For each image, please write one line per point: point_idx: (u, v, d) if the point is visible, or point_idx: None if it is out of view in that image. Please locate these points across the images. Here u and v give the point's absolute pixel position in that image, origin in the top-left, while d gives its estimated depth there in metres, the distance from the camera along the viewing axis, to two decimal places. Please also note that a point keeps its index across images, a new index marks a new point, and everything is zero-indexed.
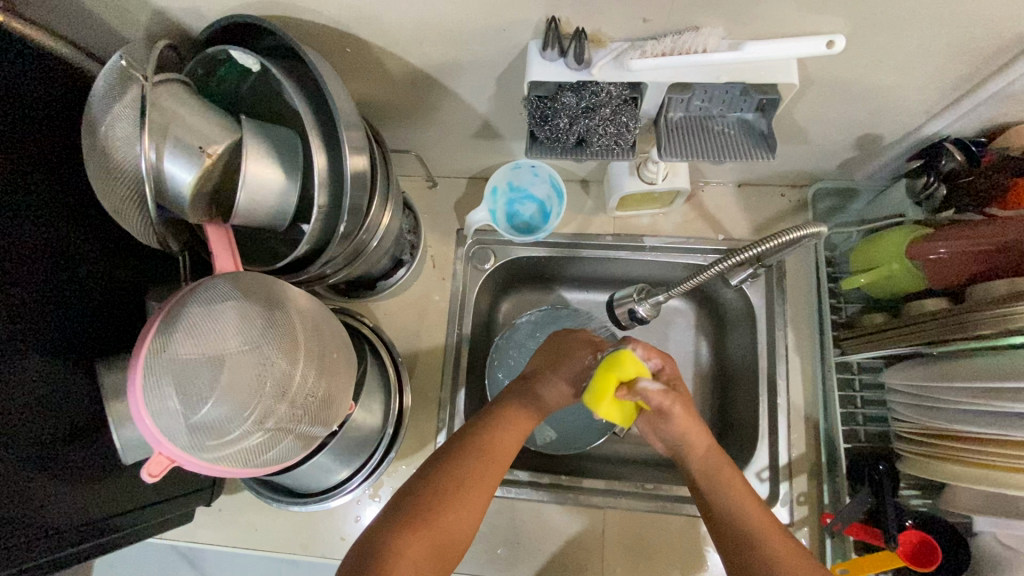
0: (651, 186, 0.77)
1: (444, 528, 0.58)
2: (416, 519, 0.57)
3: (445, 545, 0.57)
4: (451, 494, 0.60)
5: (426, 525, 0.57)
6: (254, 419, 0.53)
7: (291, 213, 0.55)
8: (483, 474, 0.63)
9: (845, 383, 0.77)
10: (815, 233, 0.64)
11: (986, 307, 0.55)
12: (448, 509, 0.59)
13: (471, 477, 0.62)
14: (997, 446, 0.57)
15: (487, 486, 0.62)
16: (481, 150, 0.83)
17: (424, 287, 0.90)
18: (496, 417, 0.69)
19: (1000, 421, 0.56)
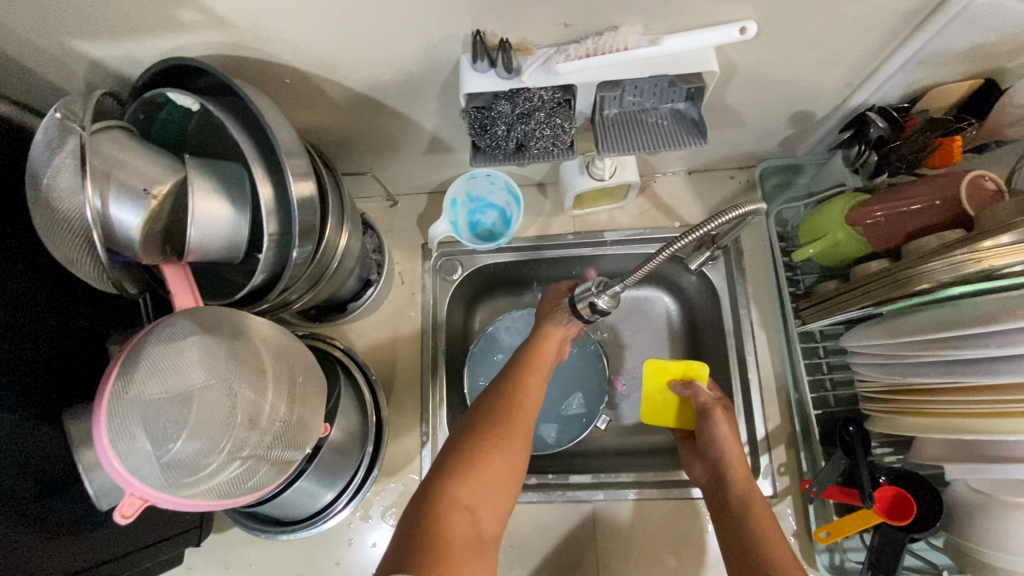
0: (601, 183, 0.80)
1: (493, 475, 0.59)
2: (463, 474, 0.58)
3: (499, 492, 0.59)
4: (489, 444, 0.61)
5: (476, 474, 0.58)
6: (228, 450, 0.54)
7: (245, 244, 0.56)
8: (513, 423, 0.63)
9: (810, 352, 0.79)
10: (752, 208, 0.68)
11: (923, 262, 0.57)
12: (490, 457, 0.60)
13: (505, 429, 0.62)
14: (956, 394, 0.59)
15: (524, 429, 0.64)
16: (435, 165, 0.85)
17: (395, 304, 0.91)
18: (519, 366, 0.70)
19: (954, 371, 0.58)
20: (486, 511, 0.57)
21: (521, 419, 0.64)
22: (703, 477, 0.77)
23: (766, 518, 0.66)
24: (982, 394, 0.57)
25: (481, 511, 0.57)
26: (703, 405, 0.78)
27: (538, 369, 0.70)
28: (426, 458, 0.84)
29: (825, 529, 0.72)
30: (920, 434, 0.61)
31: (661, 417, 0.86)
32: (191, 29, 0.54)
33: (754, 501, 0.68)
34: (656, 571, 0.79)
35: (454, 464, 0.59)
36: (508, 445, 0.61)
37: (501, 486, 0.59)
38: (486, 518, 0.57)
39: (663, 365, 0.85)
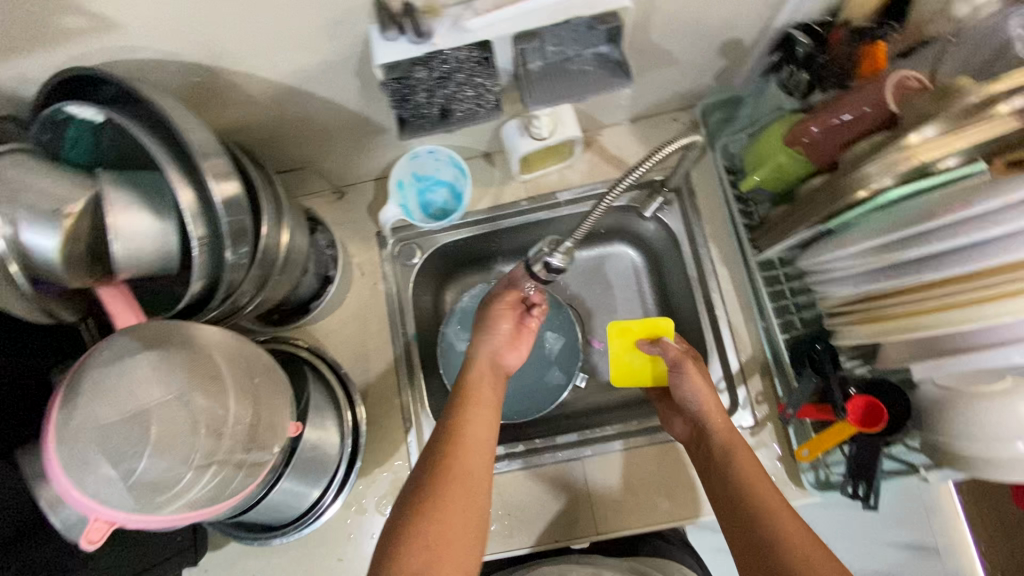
0: (542, 143, 0.79)
1: (450, 521, 0.60)
2: (420, 527, 0.59)
3: (458, 538, 0.59)
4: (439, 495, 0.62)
5: (428, 528, 0.59)
6: (198, 462, 0.53)
7: (178, 253, 0.54)
8: (461, 464, 0.64)
9: (772, 280, 0.79)
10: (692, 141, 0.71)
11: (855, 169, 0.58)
12: (438, 512, 0.60)
13: (453, 476, 0.63)
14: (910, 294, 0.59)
15: (472, 472, 0.64)
16: (375, 149, 0.83)
17: (358, 297, 0.89)
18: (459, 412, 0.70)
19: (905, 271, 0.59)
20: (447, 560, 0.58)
21: (468, 465, 0.64)
22: (683, 434, 0.78)
23: (756, 471, 0.67)
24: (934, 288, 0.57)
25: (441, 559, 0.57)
26: (674, 361, 0.79)
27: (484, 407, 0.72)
28: (412, 442, 0.84)
29: (805, 448, 0.73)
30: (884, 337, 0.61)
31: (636, 379, 0.87)
32: (78, 36, 0.51)
33: (746, 457, 0.69)
34: (652, 516, 0.80)
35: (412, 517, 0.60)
36: (455, 492, 0.62)
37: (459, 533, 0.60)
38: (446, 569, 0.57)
39: (625, 325, 0.87)
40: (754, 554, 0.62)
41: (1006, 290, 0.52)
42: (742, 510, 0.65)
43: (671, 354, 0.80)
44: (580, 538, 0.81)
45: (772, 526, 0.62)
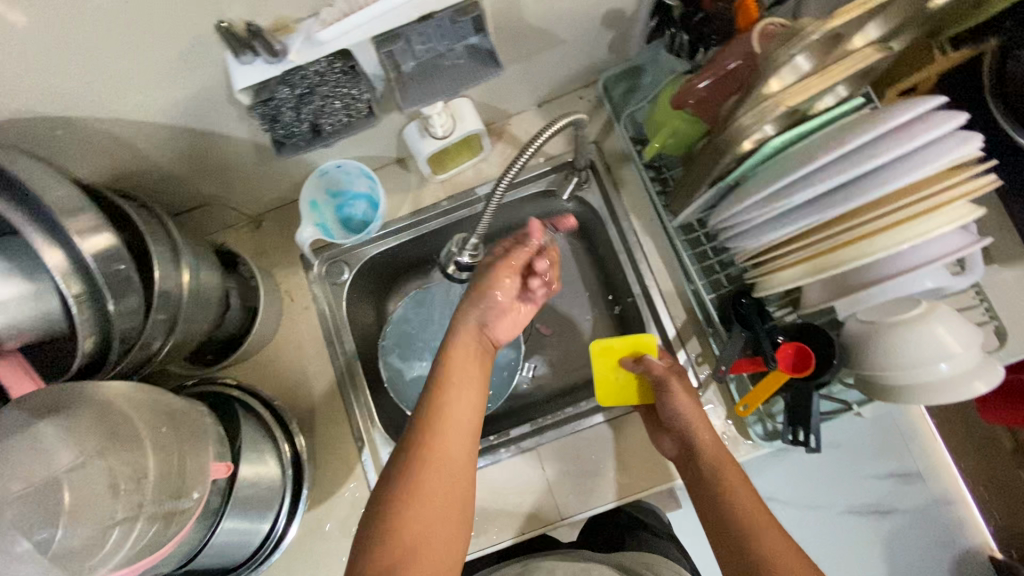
0: (444, 141, 0.78)
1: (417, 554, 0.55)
2: (414, 502, 0.58)
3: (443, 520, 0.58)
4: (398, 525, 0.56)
5: (420, 505, 0.58)
6: (120, 519, 0.53)
7: (61, 314, 0.52)
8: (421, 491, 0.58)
9: (693, 242, 0.80)
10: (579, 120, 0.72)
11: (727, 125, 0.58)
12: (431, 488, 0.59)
13: (447, 444, 0.61)
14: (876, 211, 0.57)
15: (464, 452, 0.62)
16: (280, 173, 0.82)
17: (292, 324, 0.88)
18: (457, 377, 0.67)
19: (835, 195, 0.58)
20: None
21: (462, 443, 0.62)
22: (671, 451, 0.76)
23: (745, 490, 0.68)
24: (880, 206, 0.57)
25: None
26: (661, 378, 0.77)
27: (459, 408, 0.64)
28: (367, 460, 0.83)
29: (745, 402, 0.74)
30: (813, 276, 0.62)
31: (624, 397, 0.82)
32: None
33: (736, 478, 0.69)
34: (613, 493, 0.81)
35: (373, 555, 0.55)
36: (447, 473, 0.60)
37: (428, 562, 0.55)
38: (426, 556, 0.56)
39: (609, 344, 0.82)
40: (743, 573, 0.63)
41: (921, 208, 0.56)
42: (733, 532, 0.66)
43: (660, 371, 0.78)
44: (546, 527, 0.81)
45: (760, 545, 0.63)
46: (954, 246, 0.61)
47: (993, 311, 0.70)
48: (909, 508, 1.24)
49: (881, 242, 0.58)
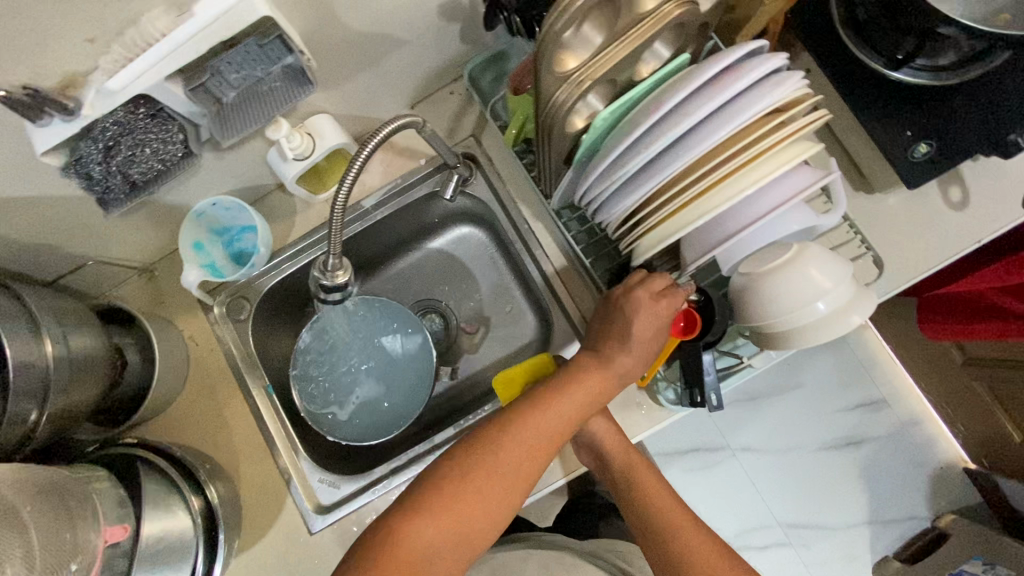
0: (309, 160, 0.76)
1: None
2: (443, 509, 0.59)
3: (463, 531, 0.60)
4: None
5: (445, 512, 0.59)
6: None
7: None
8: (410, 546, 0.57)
9: (578, 220, 0.79)
10: (414, 120, 0.69)
11: (540, 107, 0.54)
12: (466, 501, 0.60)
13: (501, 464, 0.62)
14: (729, 151, 0.56)
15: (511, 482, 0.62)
16: (153, 220, 0.80)
17: (202, 370, 0.87)
18: (545, 404, 0.65)
19: (687, 142, 0.56)
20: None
21: (511, 468, 0.62)
22: (589, 462, 0.77)
23: (659, 489, 0.75)
24: (731, 147, 0.56)
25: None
26: None
27: (517, 462, 0.62)
28: (296, 491, 0.83)
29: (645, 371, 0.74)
30: (674, 235, 0.60)
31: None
32: None
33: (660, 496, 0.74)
34: (542, 482, 0.80)
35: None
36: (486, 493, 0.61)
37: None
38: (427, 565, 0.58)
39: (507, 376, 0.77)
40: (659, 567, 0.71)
41: (728, 169, 0.57)
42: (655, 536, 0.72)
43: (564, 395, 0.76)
44: None
45: (675, 543, 0.70)
46: (802, 184, 0.61)
47: (868, 242, 0.74)
48: (874, 435, 1.34)
49: (724, 191, 0.58)
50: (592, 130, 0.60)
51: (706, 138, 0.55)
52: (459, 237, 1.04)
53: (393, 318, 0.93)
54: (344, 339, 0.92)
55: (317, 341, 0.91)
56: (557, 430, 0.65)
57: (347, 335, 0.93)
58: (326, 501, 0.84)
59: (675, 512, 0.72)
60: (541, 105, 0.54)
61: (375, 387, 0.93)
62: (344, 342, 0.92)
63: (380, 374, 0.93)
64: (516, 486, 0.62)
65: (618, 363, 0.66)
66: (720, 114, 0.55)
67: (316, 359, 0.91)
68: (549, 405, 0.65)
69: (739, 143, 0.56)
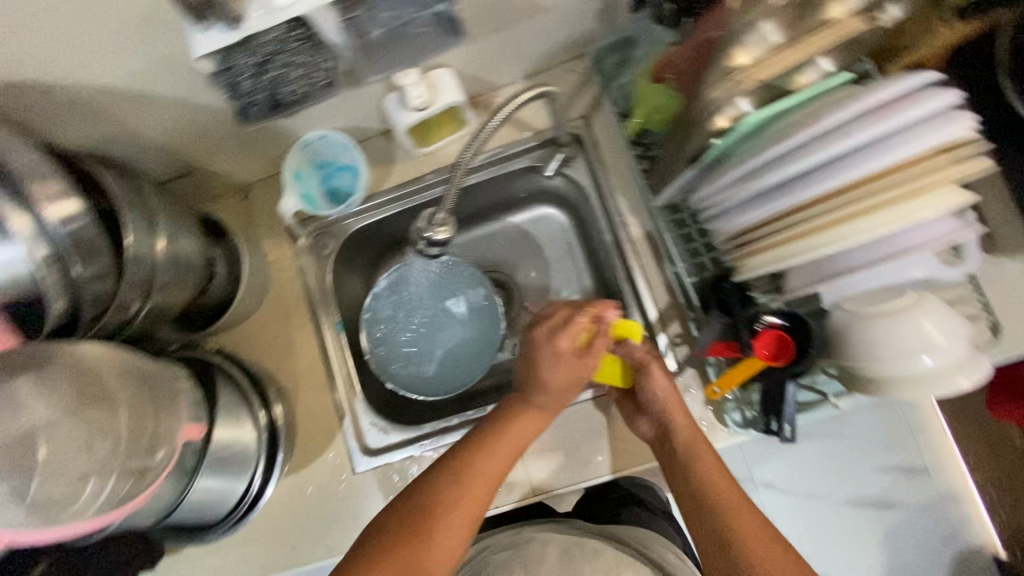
0: (425, 111, 0.76)
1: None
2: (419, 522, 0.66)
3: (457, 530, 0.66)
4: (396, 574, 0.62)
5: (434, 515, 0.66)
6: (99, 471, 0.56)
7: (32, 277, 0.54)
8: (427, 542, 0.64)
9: (677, 223, 0.77)
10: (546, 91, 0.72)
11: (705, 92, 0.57)
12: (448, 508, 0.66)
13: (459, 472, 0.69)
14: (879, 183, 0.53)
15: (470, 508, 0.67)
16: (263, 142, 0.82)
17: (278, 296, 0.90)
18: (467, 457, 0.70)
19: (840, 163, 0.53)
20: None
21: (438, 509, 0.67)
22: (648, 432, 0.76)
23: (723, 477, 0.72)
24: (885, 176, 0.53)
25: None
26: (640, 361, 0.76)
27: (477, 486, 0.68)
28: (348, 427, 0.86)
29: (718, 386, 0.72)
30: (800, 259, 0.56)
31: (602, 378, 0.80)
32: None
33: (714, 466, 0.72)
34: (586, 473, 0.80)
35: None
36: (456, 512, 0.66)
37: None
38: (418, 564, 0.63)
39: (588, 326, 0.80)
40: (715, 546, 0.68)
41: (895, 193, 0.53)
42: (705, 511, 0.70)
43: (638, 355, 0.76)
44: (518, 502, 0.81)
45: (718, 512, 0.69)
46: (939, 235, 0.58)
47: (988, 307, 0.68)
48: None
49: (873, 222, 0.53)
50: (734, 131, 0.56)
51: (868, 162, 0.52)
52: (541, 216, 1.03)
53: (464, 280, 0.96)
54: (415, 290, 0.95)
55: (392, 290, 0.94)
56: (488, 484, 0.69)
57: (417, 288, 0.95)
58: (374, 444, 0.86)
59: (729, 488, 0.71)
60: (705, 93, 0.57)
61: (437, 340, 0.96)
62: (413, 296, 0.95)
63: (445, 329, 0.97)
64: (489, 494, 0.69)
65: (553, 378, 0.72)
66: (886, 140, 0.52)
67: (386, 303, 0.95)
68: (488, 448, 0.71)
69: (896, 171, 0.53)
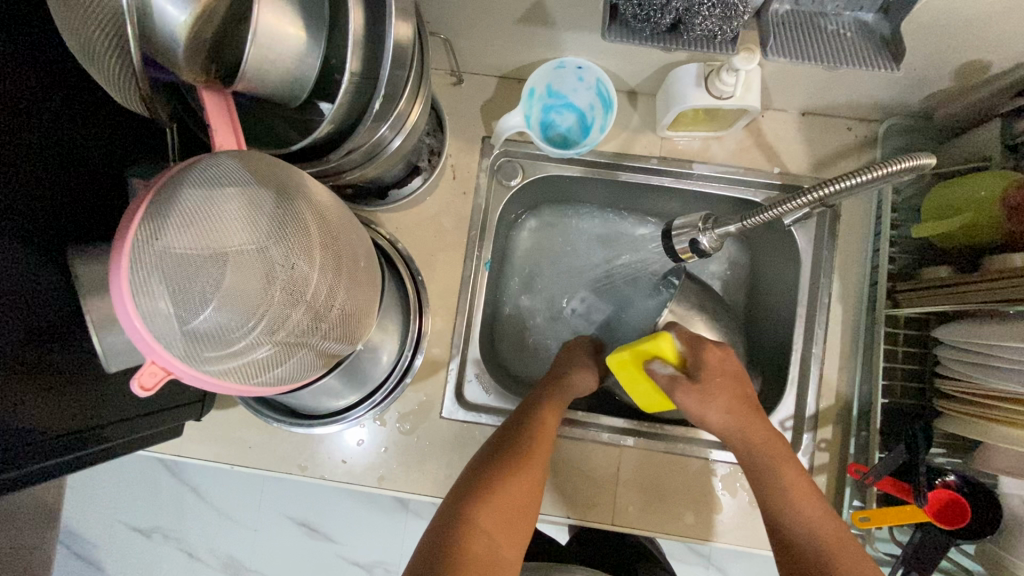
0: (719, 102, 0.66)
1: (508, 511, 0.59)
2: (513, 443, 0.65)
3: (538, 455, 0.64)
4: (508, 488, 0.60)
5: (526, 434, 0.65)
6: (261, 328, 0.44)
7: (311, 83, 0.45)
8: (529, 469, 0.62)
9: (888, 337, 0.72)
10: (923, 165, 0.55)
11: None
12: (539, 435, 0.66)
13: (541, 422, 0.67)
14: None
15: (549, 433, 0.66)
16: (523, 41, 0.71)
17: (441, 202, 0.80)
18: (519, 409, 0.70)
19: None
20: (507, 537, 0.58)
21: (536, 432, 0.66)
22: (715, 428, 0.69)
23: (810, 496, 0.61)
24: None
25: (501, 539, 0.57)
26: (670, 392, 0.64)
27: (547, 424, 0.67)
28: (453, 370, 0.78)
29: (863, 515, 0.67)
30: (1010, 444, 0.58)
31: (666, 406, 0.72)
32: None
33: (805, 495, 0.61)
34: (672, 526, 0.75)
35: (467, 501, 0.59)
36: (543, 432, 0.66)
37: (522, 525, 0.60)
38: (514, 479, 0.61)
39: (624, 361, 0.66)
40: None
41: None
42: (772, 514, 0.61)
43: (670, 387, 0.64)
44: (593, 521, 0.76)
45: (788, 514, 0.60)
46: None
47: None
48: None
49: None
50: None
51: None
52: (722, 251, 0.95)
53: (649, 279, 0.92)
54: (582, 257, 0.93)
55: (564, 247, 0.94)
56: (555, 415, 0.69)
57: (596, 261, 0.93)
58: (470, 397, 0.79)
59: (798, 482, 0.62)
60: None
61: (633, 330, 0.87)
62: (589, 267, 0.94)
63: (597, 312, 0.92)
64: (551, 433, 0.67)
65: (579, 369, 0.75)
66: None
67: (545, 257, 0.93)
68: (527, 405, 0.70)
69: None
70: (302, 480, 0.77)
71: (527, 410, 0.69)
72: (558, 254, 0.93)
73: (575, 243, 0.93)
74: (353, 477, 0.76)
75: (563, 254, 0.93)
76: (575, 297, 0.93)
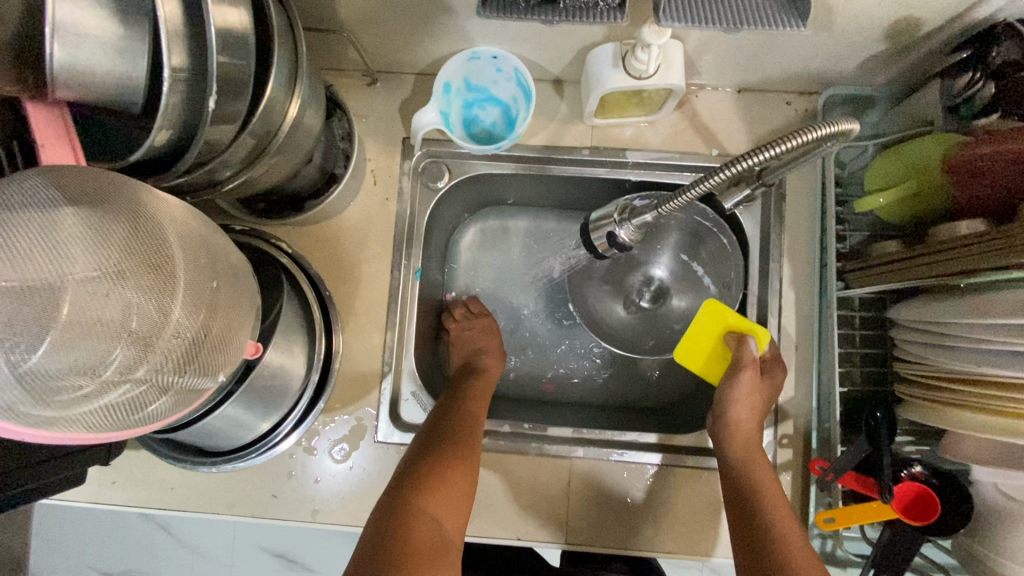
0: (639, 81, 0.62)
1: (452, 499, 0.61)
2: (444, 431, 0.66)
3: (472, 440, 0.65)
4: (448, 478, 0.61)
5: (458, 422, 0.67)
6: (108, 369, 0.39)
7: (144, 86, 0.39)
8: (466, 454, 0.64)
9: (843, 321, 0.68)
10: (847, 132, 0.51)
11: None
12: (470, 422, 0.67)
13: (471, 411, 0.69)
14: None
15: (479, 419, 0.69)
16: (428, 32, 0.66)
17: (363, 211, 0.75)
18: (447, 398, 0.71)
19: None
20: (452, 522, 0.60)
21: (468, 419, 0.68)
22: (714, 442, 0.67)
23: (786, 513, 0.60)
24: None
25: (447, 525, 0.59)
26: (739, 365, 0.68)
27: (477, 412, 0.69)
28: (386, 389, 0.73)
29: (829, 515, 0.62)
30: (977, 431, 0.52)
31: (693, 362, 0.75)
32: None
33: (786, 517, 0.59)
34: (631, 540, 0.70)
35: (410, 492, 0.60)
36: (473, 418, 0.68)
37: (467, 506, 0.62)
38: (453, 468, 0.62)
39: (723, 308, 0.72)
40: None
41: None
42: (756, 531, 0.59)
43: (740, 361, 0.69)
44: (546, 541, 0.70)
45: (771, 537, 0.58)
46: None
47: None
48: None
49: None
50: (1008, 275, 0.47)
51: None
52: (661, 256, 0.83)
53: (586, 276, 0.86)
54: (528, 258, 0.88)
55: (509, 249, 0.89)
56: (483, 403, 0.71)
57: (541, 258, 0.88)
58: (407, 417, 0.74)
59: (780, 507, 0.60)
60: None
61: (636, 287, 0.85)
62: (535, 270, 0.89)
63: (545, 318, 0.88)
64: (479, 418, 0.69)
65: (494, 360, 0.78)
66: None
67: (488, 262, 0.89)
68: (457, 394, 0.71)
69: None
70: (230, 519, 0.71)
71: (455, 399, 0.70)
72: (503, 257, 0.89)
73: (518, 244, 0.88)
74: (285, 513, 0.70)
75: (507, 257, 0.89)
76: (524, 300, 0.88)
